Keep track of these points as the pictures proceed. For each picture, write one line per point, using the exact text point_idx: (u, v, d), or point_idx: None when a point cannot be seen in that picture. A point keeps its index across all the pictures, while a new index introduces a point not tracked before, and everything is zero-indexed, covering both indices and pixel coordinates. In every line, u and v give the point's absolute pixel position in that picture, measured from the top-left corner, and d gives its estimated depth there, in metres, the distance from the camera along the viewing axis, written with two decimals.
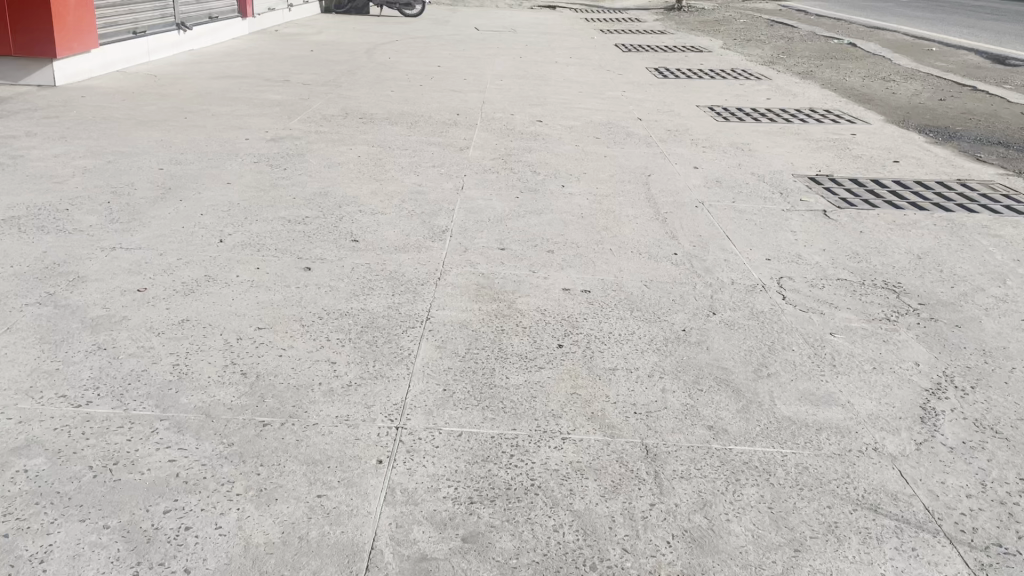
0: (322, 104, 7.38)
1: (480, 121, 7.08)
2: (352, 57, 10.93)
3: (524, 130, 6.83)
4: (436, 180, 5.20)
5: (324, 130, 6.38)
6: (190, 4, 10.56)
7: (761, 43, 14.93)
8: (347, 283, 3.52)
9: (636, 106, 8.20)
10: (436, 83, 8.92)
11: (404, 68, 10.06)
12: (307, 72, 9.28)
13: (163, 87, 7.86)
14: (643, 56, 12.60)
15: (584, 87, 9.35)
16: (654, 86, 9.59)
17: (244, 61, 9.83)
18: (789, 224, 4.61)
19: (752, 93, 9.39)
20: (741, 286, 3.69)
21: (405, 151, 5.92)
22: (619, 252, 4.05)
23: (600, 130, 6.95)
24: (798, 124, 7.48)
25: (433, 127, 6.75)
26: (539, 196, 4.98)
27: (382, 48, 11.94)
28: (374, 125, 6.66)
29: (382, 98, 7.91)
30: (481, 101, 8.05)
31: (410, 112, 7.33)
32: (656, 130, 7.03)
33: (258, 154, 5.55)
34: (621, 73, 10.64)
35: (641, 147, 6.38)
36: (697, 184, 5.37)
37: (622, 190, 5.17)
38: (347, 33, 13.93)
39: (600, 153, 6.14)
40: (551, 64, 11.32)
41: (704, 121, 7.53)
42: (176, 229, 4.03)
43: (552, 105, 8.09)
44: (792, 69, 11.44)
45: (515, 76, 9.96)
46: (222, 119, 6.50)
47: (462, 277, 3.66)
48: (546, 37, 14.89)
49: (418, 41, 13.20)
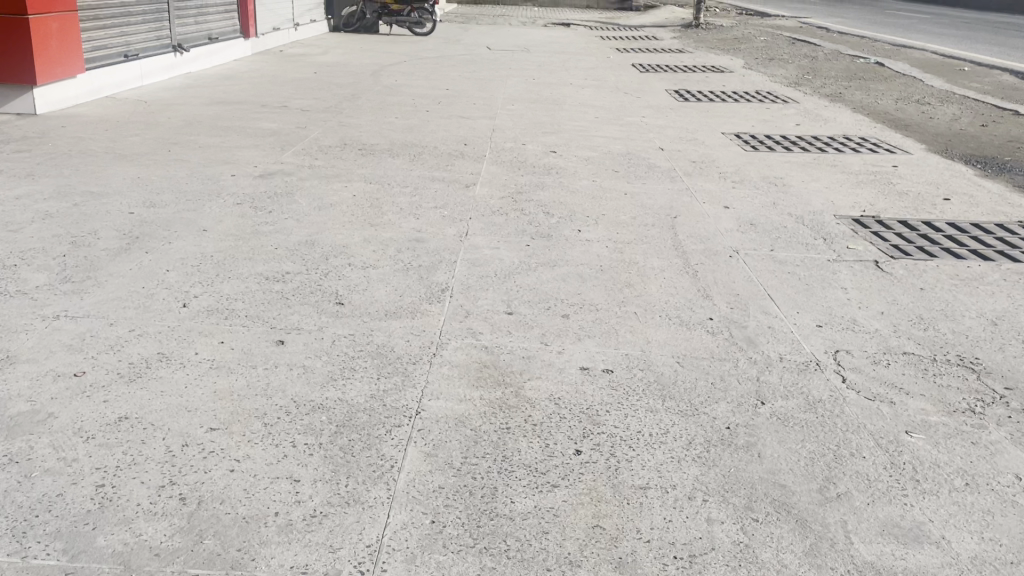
0: (319, 134, 6.89)
1: (489, 153, 6.56)
2: (358, 79, 10.47)
3: (536, 163, 6.30)
4: (438, 224, 4.67)
5: (318, 163, 5.88)
6: (187, 26, 10.14)
7: (784, 62, 14.38)
8: (325, 362, 2.97)
9: (656, 134, 7.66)
10: (443, 110, 8.43)
11: (410, 92, 9.58)
12: (308, 97, 8.81)
13: (152, 115, 7.40)
14: (662, 78, 12.09)
15: (601, 112, 8.83)
16: (675, 111, 9.06)
17: (242, 85, 9.37)
18: (837, 279, 4.04)
19: (779, 119, 8.83)
20: (791, 363, 3.12)
21: (405, 189, 5.40)
22: (644, 318, 3.49)
23: (618, 162, 6.42)
24: (833, 155, 6.92)
25: (438, 160, 6.24)
26: (553, 244, 4.44)
27: (390, 70, 11.49)
28: (373, 158, 6.15)
29: (384, 126, 7.42)
30: (491, 129, 7.54)
31: (414, 142, 6.83)
32: (679, 163, 6.49)
33: (242, 193, 5.06)
34: (639, 96, 10.12)
35: (664, 182, 5.84)
36: (729, 228, 4.81)
37: (645, 236, 4.63)
38: (354, 54, 13.50)
39: (619, 190, 5.60)
40: (566, 86, 10.81)
41: (731, 152, 6.99)
42: (134, 290, 3.51)
43: (566, 133, 7.56)
44: (818, 92, 10.88)
45: (528, 99, 9.45)
46: (208, 152, 6.02)
47: (461, 352, 3.11)
48: (560, 57, 14.41)
49: (428, 62, 12.75)
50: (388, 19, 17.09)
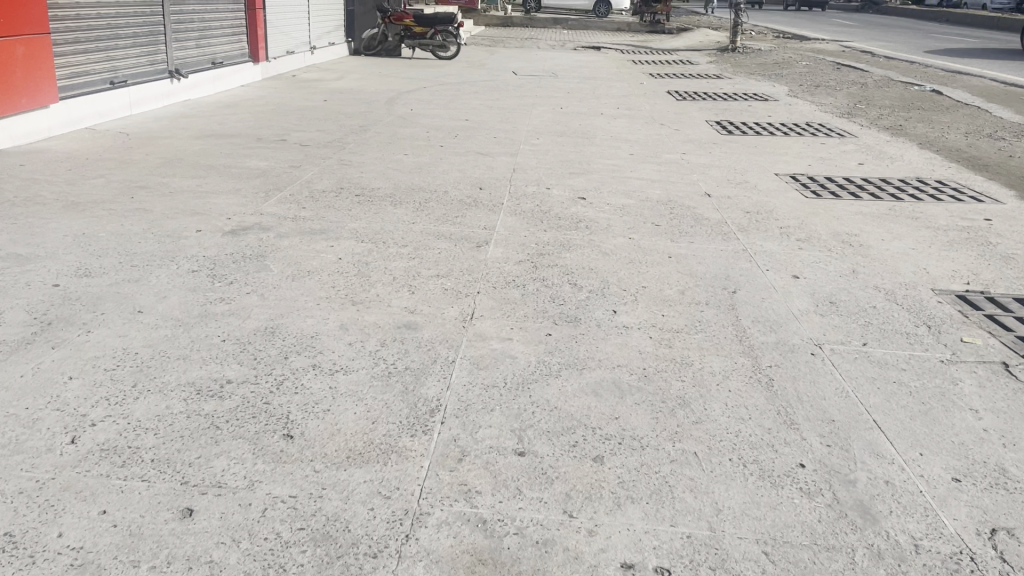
0: (314, 174, 6.01)
1: (507, 200, 5.63)
2: (370, 107, 9.63)
3: (563, 214, 5.36)
4: (436, 302, 3.73)
5: (305, 213, 4.99)
6: (186, 49, 9.37)
7: (833, 89, 13.40)
8: (244, 555, 2.02)
9: (701, 176, 6.69)
10: (458, 145, 7.53)
11: (425, 122, 8.71)
12: (312, 128, 7.96)
13: (130, 149, 6.56)
14: (701, 107, 11.13)
15: (636, 148, 7.87)
16: (720, 148, 8.08)
17: (242, 114, 8.54)
18: (961, 397, 3.05)
19: (838, 156, 7.85)
20: (934, 559, 2.13)
21: (404, 248, 4.48)
22: (707, 464, 2.52)
23: (659, 213, 5.46)
24: (912, 206, 5.93)
25: (446, 210, 5.32)
26: (582, 333, 3.48)
27: (406, 97, 10.65)
28: (371, 206, 5.25)
29: (389, 165, 6.52)
30: (512, 168, 6.64)
31: (423, 185, 5.94)
32: (731, 214, 5.51)
33: (203, 255, 4.16)
34: (678, 129, 9.17)
35: (714, 241, 4.87)
36: (803, 310, 3.83)
37: (699, 320, 3.67)
38: (371, 78, 12.71)
39: (662, 252, 4.64)
40: (596, 117, 9.88)
41: (790, 200, 6.00)
42: (11, 416, 2.59)
43: (597, 173, 6.62)
44: (877, 124, 9.87)
45: (554, 132, 8.52)
46: (179, 199, 5.15)
47: (448, 531, 2.14)
48: (590, 83, 13.49)
49: (448, 88, 11.92)
50: (409, 42, 16.28)
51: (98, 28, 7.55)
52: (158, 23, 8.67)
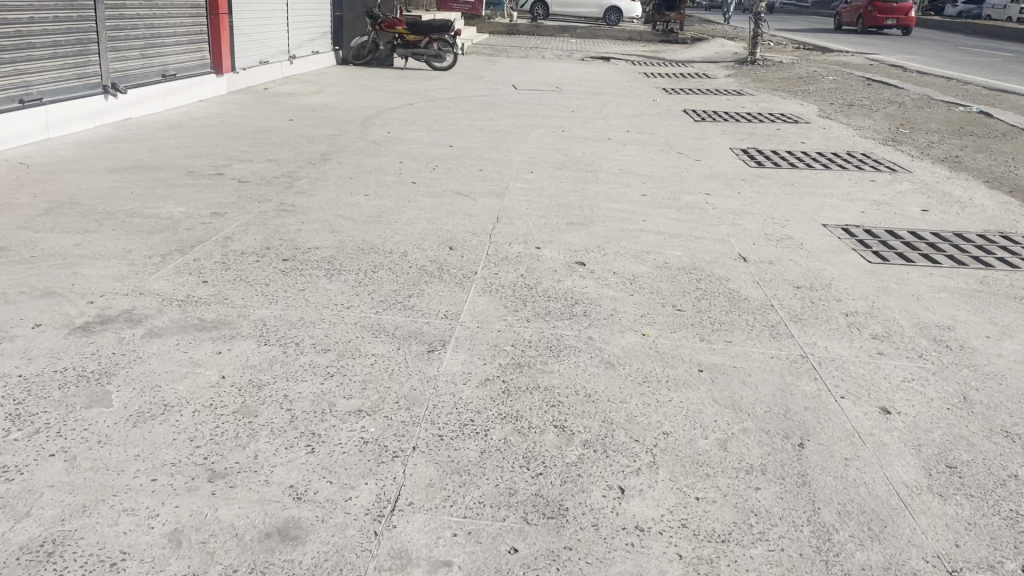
0: (239, 227, 4.73)
1: (483, 267, 4.33)
2: (342, 129, 8.37)
3: (553, 290, 4.06)
4: (345, 470, 2.40)
5: (204, 292, 3.70)
6: (128, 60, 8.12)
7: (868, 110, 12.10)
8: None
9: (730, 229, 5.39)
10: (435, 182, 6.25)
11: (401, 150, 7.44)
12: (261, 157, 6.69)
13: (21, 185, 5.29)
14: (722, 130, 9.84)
15: (649, 186, 6.58)
16: (749, 186, 6.78)
17: (185, 137, 7.28)
18: None
19: (891, 198, 6.57)
20: None
21: (323, 355, 3.17)
22: None
23: (679, 290, 4.16)
24: (1007, 279, 4.63)
25: (399, 282, 4.02)
26: (568, 544, 2.14)
27: (386, 116, 9.38)
28: (299, 279, 3.96)
29: (342, 211, 5.24)
30: (496, 217, 5.37)
31: (379, 242, 4.67)
32: (774, 290, 4.21)
33: (18, 375, 2.85)
34: (698, 159, 7.88)
35: (757, 341, 3.55)
36: (911, 487, 2.51)
37: (754, 509, 2.35)
38: (354, 92, 11.46)
39: (688, 359, 3.33)
40: (602, 143, 8.58)
41: (847, 268, 4.69)
42: None
43: (602, 225, 5.33)
44: (928, 155, 8.57)
45: (553, 164, 7.23)
46: (40, 266, 3.87)
47: None
48: (597, 99, 12.21)
49: (438, 104, 10.66)
50: (402, 52, 15.02)
51: (4, 37, 6.29)
52: (90, 29, 7.41)
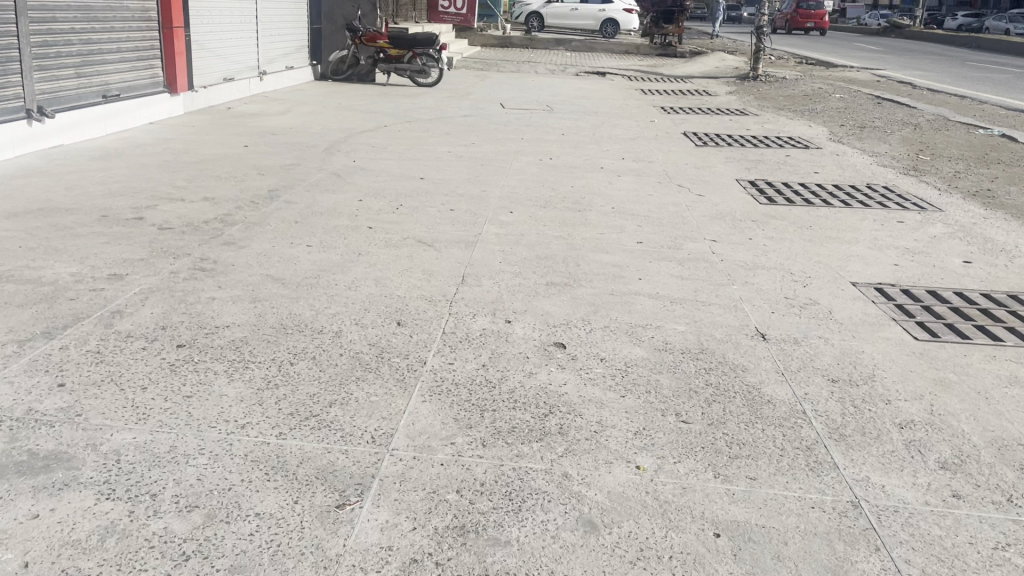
0: (136, 297, 3.83)
1: (434, 354, 3.42)
2: (301, 157, 7.49)
3: (520, 390, 3.14)
4: None
5: (51, 406, 2.79)
6: (60, 81, 7.23)
7: (882, 133, 11.25)
8: None
9: (742, 292, 4.48)
10: (394, 228, 5.35)
11: (362, 185, 6.55)
12: (196, 196, 5.80)
13: None
14: (726, 157, 8.97)
15: (645, 230, 5.69)
16: (760, 230, 5.90)
17: (115, 169, 6.39)
18: None
19: (926, 245, 5.68)
20: None
21: (185, 519, 2.26)
22: None
23: (683, 388, 3.24)
24: None
25: (321, 381, 3.10)
26: None
27: (355, 141, 8.50)
28: (190, 379, 3.05)
29: (273, 271, 4.33)
30: (462, 275, 4.47)
31: (311, 314, 3.77)
32: (805, 388, 3.30)
33: None
34: (701, 193, 7.01)
35: (789, 478, 2.63)
36: None
37: None
38: (326, 112, 10.58)
39: (697, 515, 2.41)
40: (593, 174, 7.70)
41: (889, 348, 3.80)
42: None
43: (588, 285, 4.43)
44: (956, 188, 7.70)
45: (535, 203, 6.34)
46: None
47: None
48: (590, 121, 11.34)
49: (416, 127, 9.79)
50: (383, 67, 14.22)
51: None
52: (10, 46, 6.54)
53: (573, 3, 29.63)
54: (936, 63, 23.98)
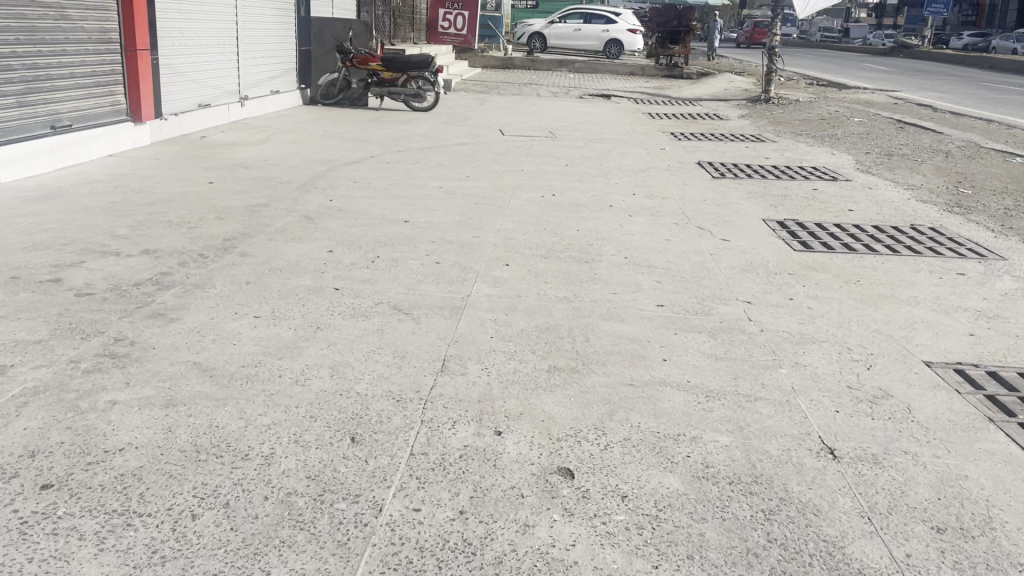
0: (12, 401, 2.94)
1: (396, 494, 2.50)
2: (270, 196, 6.63)
3: (511, 559, 2.23)
4: None
5: None
6: None
7: (913, 162, 10.40)
8: None
9: (792, 379, 3.58)
10: (365, 289, 4.46)
11: (335, 231, 5.68)
12: (135, 247, 4.94)
13: None
14: (747, 191, 8.10)
15: (665, 289, 4.80)
16: (801, 287, 5.01)
17: (48, 214, 5.54)
18: None
19: (1001, 306, 4.78)
20: None
21: None
22: None
23: (735, 550, 2.33)
24: None
25: (227, 551, 2.20)
26: None
27: (335, 175, 7.64)
28: (42, 552, 2.15)
29: (202, 356, 3.44)
30: (444, 359, 3.58)
31: (241, 425, 2.88)
32: (906, 549, 2.39)
33: None
34: (724, 237, 6.14)
35: None
36: None
37: None
38: (309, 141, 9.74)
39: None
40: (602, 214, 6.83)
41: (1001, 472, 2.89)
42: None
43: (600, 371, 3.54)
44: (1012, 229, 6.82)
45: (536, 253, 5.47)
46: None
47: None
48: (596, 149, 10.51)
49: (407, 158, 8.94)
50: (376, 90, 13.44)
51: None
52: None
53: (576, 23, 28.96)
54: (952, 84, 23.18)
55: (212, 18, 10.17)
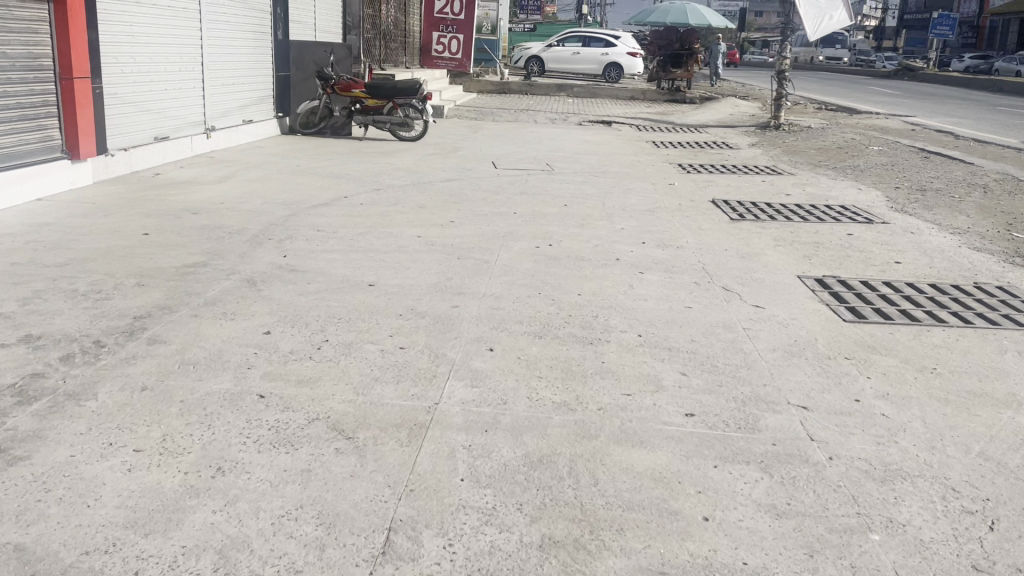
0: None
1: None
2: (213, 252, 5.57)
3: None
4: None
5: None
6: None
7: (952, 199, 9.36)
8: None
9: (891, 556, 2.49)
10: (300, 396, 3.38)
11: (280, 301, 4.60)
12: (15, 331, 3.88)
13: None
14: (774, 238, 7.04)
15: (693, 386, 3.73)
16: (866, 382, 3.92)
17: None
18: None
19: None
20: None
21: None
22: None
23: None
24: None
25: None
26: None
27: (298, 222, 6.60)
28: None
29: (32, 534, 2.35)
30: (393, 523, 2.50)
31: None
32: None
33: None
34: (757, 303, 5.09)
35: None
36: None
37: None
38: (278, 177, 8.70)
39: None
40: (607, 270, 5.77)
41: None
42: None
43: (617, 545, 2.45)
44: None
45: (528, 329, 4.40)
46: None
47: None
48: (599, 184, 9.48)
49: (385, 199, 7.89)
50: (359, 119, 12.48)
51: None
52: None
53: (574, 46, 28.11)
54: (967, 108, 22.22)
55: (172, 42, 9.17)
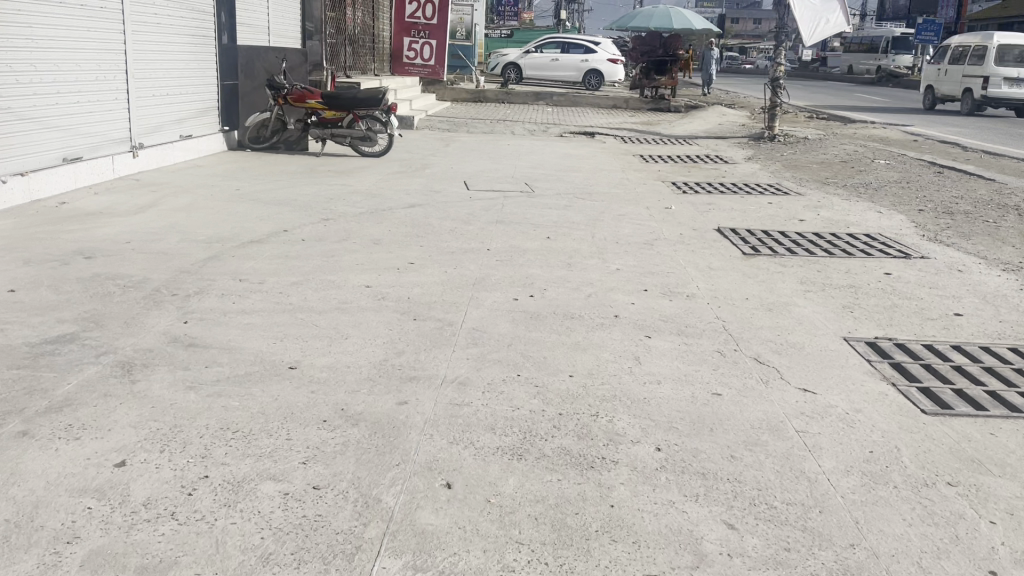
0: None
1: None
2: (92, 317, 4.29)
3: None
4: None
5: None
6: None
7: (989, 224, 8.24)
8: None
9: None
10: None
11: (158, 402, 3.33)
12: None
13: None
14: (799, 281, 5.85)
15: (750, 553, 2.50)
16: (993, 533, 2.70)
17: None
18: None
19: None
20: None
21: None
22: None
23: None
24: None
25: None
26: None
27: (218, 269, 5.32)
28: None
29: None
30: None
31: None
32: None
33: None
34: (804, 386, 3.89)
35: None
36: None
37: None
38: (210, 205, 7.39)
39: None
40: (605, 332, 4.54)
41: None
42: None
43: None
44: None
45: (504, 441, 3.16)
46: None
47: None
48: (586, 210, 8.27)
49: (334, 232, 6.61)
50: (317, 132, 11.21)
51: None
52: None
53: (553, 52, 26.91)
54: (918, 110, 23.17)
55: (86, 48, 7.83)
